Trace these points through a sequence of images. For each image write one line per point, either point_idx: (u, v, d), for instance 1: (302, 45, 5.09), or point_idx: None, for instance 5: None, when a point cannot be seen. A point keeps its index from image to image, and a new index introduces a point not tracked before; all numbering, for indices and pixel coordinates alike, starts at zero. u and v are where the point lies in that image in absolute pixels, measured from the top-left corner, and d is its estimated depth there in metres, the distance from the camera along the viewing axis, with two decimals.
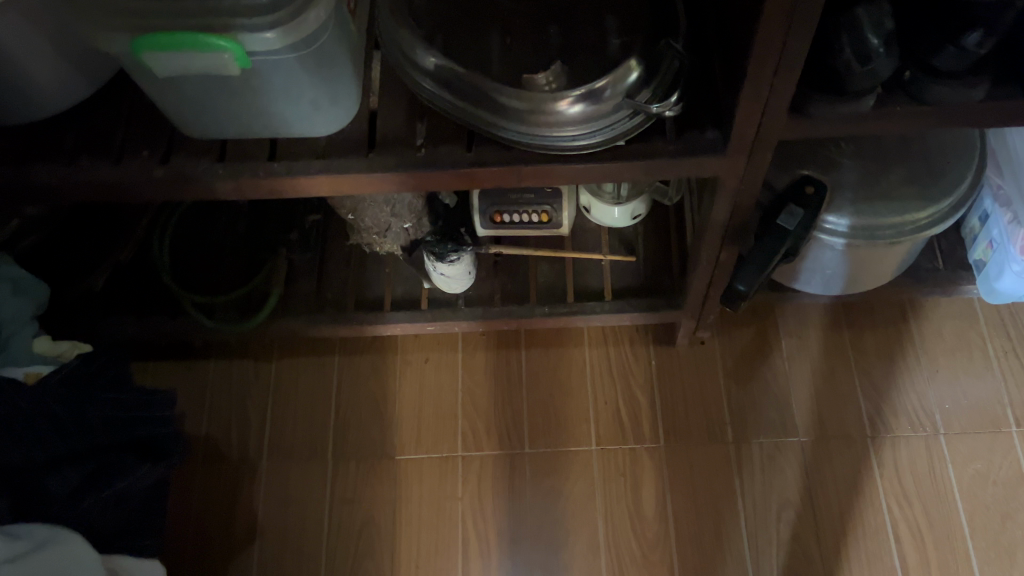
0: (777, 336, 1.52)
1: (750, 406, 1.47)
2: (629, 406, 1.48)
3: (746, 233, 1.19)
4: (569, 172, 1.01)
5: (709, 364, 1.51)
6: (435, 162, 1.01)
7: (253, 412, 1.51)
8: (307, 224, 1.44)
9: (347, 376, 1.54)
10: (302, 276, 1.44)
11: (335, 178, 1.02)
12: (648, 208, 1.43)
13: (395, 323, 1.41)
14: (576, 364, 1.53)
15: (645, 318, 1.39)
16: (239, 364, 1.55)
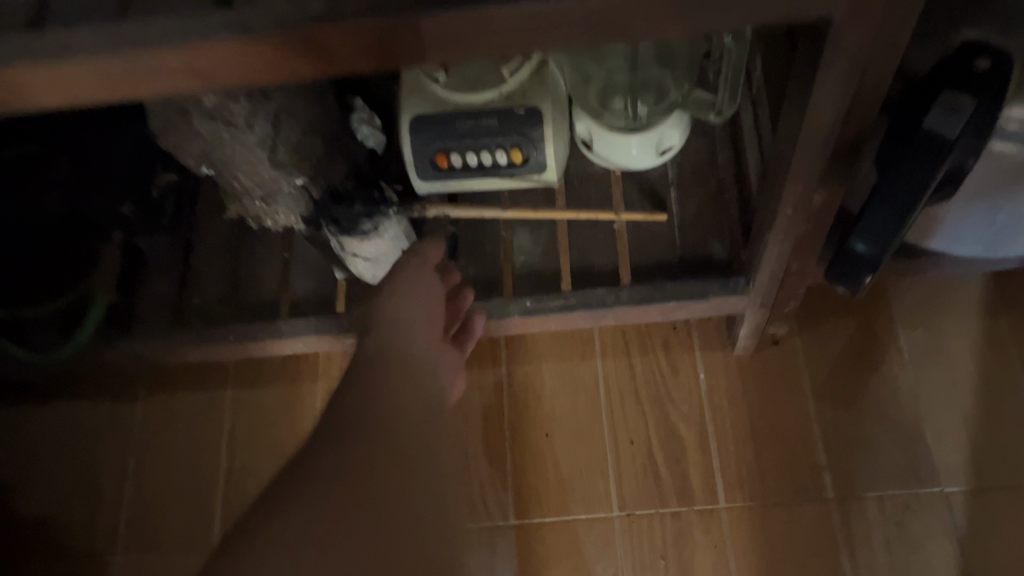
0: (892, 328, 0.99)
1: (859, 440, 0.94)
2: (668, 447, 0.96)
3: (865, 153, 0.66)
4: (523, 27, 0.49)
5: (788, 378, 0.98)
6: (249, 24, 0.49)
7: (109, 477, 1.04)
8: (157, 189, 0.95)
9: (245, 418, 1.05)
10: (155, 271, 0.97)
11: (59, 70, 0.51)
12: (683, 135, 0.89)
13: (297, 338, 0.90)
14: (584, 385, 1.01)
15: (685, 312, 0.87)
16: (92, 404, 1.07)
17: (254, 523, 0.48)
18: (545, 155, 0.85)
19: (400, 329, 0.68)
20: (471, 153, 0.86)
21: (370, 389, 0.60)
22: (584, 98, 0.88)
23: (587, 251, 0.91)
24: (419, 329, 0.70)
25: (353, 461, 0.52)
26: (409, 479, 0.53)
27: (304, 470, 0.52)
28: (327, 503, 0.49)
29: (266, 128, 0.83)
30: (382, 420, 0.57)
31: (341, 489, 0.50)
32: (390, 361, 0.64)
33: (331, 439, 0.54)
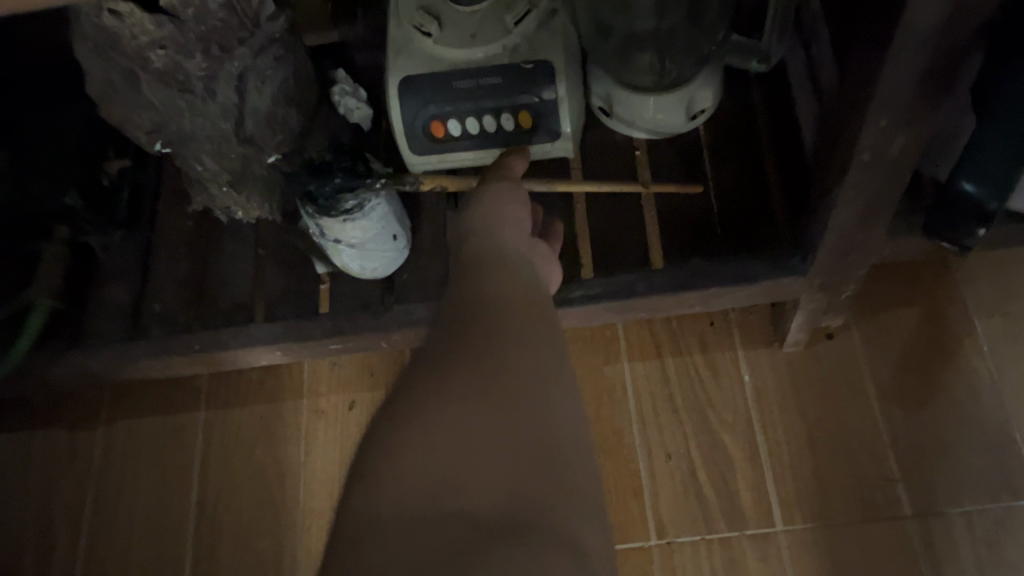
0: (963, 317, 0.85)
1: (936, 446, 0.80)
2: (711, 461, 0.82)
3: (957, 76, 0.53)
4: None
5: (847, 377, 0.85)
6: None
7: (63, 516, 0.90)
8: (108, 178, 0.86)
9: (220, 444, 0.91)
10: (109, 278, 0.83)
11: None
12: (719, 93, 0.77)
13: (273, 345, 0.77)
14: (609, 392, 0.87)
15: (731, 299, 0.74)
16: (45, 433, 0.94)
17: (383, 428, 0.37)
18: (558, 118, 0.74)
19: (487, 234, 0.54)
20: (471, 119, 0.74)
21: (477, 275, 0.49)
22: (602, 54, 0.76)
23: (611, 231, 0.77)
24: (517, 231, 0.55)
25: (478, 340, 0.41)
26: (543, 350, 0.42)
27: (426, 359, 0.41)
28: (454, 387, 0.38)
29: (229, 96, 0.70)
30: (504, 306, 0.45)
31: (469, 371, 0.39)
32: (486, 257, 0.51)
33: (439, 330, 0.44)
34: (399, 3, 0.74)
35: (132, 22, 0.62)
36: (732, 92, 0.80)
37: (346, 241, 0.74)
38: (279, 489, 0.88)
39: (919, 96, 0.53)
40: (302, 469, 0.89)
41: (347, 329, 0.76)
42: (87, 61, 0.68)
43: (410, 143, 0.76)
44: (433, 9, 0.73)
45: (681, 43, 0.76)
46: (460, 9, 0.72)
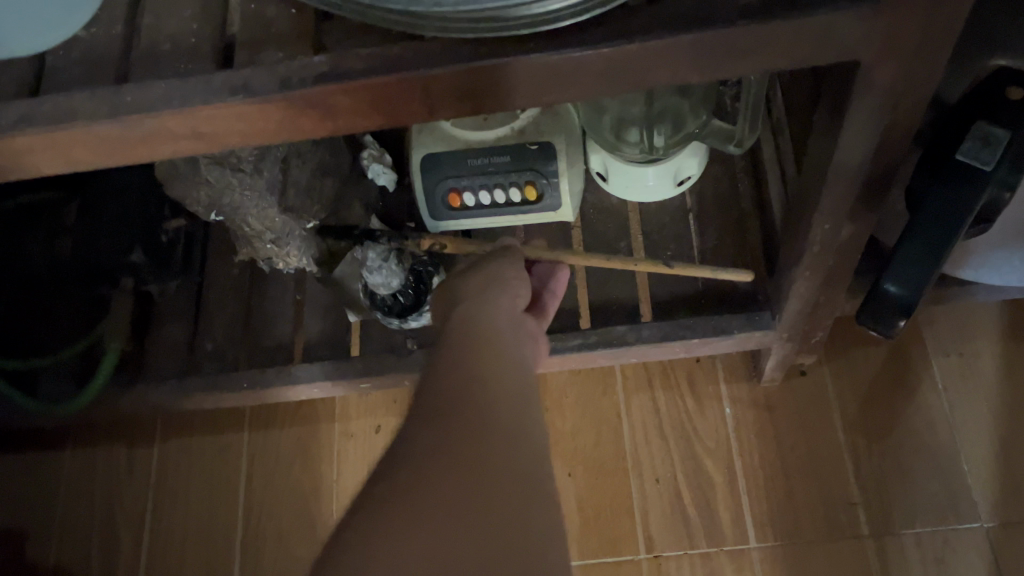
0: (923, 356, 0.96)
1: (895, 475, 0.91)
2: (695, 484, 0.93)
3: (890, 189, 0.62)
4: (533, 79, 0.47)
5: (817, 409, 0.95)
6: (250, 87, 0.47)
7: (125, 525, 1.02)
8: (167, 235, 0.95)
9: (262, 463, 1.03)
10: (168, 321, 0.94)
11: (53, 138, 0.49)
12: (702, 166, 0.87)
13: (311, 384, 0.89)
14: (607, 421, 0.98)
15: (713, 347, 0.84)
16: (107, 450, 1.06)
17: (360, 514, 0.40)
18: (559, 190, 0.84)
19: (479, 307, 0.58)
20: (484, 191, 0.85)
21: (451, 368, 0.50)
22: (598, 132, 0.86)
23: (607, 285, 0.88)
24: (507, 305, 0.59)
25: (461, 415, 0.46)
26: (510, 458, 0.43)
27: (412, 424, 0.46)
28: (435, 468, 0.42)
29: (274, 174, 0.82)
30: (480, 399, 0.48)
31: (444, 469, 0.41)
32: (471, 332, 0.54)
33: (425, 394, 0.49)
34: None
35: None
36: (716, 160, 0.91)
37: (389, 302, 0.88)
38: (315, 503, 1.00)
39: (860, 202, 0.62)
40: (335, 485, 1.01)
41: (376, 371, 0.88)
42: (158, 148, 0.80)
43: (427, 210, 0.86)
44: None
45: None
46: None
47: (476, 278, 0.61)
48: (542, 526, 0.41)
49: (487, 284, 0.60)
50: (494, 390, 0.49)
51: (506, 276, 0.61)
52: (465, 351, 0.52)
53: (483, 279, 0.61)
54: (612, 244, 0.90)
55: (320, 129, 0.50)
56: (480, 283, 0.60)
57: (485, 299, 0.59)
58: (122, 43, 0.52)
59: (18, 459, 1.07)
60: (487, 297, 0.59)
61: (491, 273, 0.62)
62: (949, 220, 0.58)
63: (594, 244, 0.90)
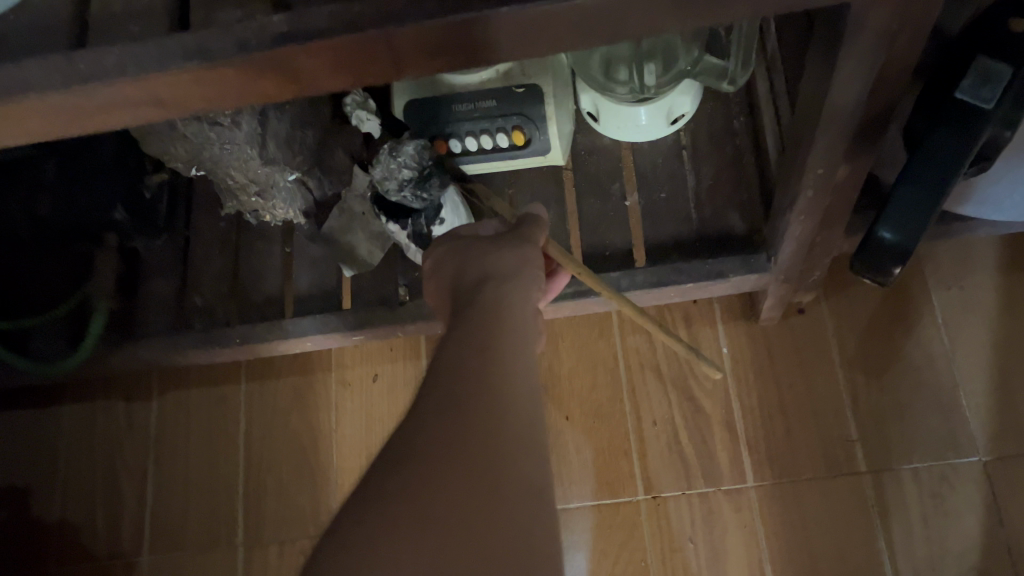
0: (923, 289, 0.94)
1: (892, 413, 0.91)
2: (693, 426, 0.94)
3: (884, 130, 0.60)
4: (507, 35, 0.44)
5: (815, 346, 0.94)
6: (206, 49, 0.45)
7: (128, 479, 1.03)
8: (149, 190, 0.93)
9: (260, 413, 1.03)
10: (155, 276, 0.94)
11: (7, 109, 0.47)
12: (695, 104, 0.84)
13: (303, 338, 0.88)
14: (603, 363, 0.97)
15: (712, 291, 0.83)
16: (106, 407, 1.06)
17: (367, 507, 0.40)
18: (549, 134, 0.82)
19: (513, 292, 0.55)
20: (470, 138, 0.82)
21: (468, 351, 0.49)
22: (586, 72, 0.82)
23: (599, 229, 0.86)
24: (534, 290, 0.56)
25: (478, 410, 0.45)
26: (520, 471, 0.43)
27: (428, 412, 0.45)
28: (448, 473, 0.42)
29: (253, 125, 0.79)
30: (498, 394, 0.47)
31: (456, 475, 0.42)
32: (499, 319, 0.52)
33: (440, 377, 0.48)
34: None
35: None
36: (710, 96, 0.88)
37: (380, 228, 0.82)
38: (315, 452, 1.01)
39: (858, 142, 0.60)
40: (334, 435, 1.01)
41: (367, 323, 0.87)
42: None
43: None
44: None
45: None
46: None
47: (507, 251, 0.57)
48: (542, 550, 0.41)
49: (520, 265, 0.57)
50: (512, 386, 0.48)
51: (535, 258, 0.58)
52: (488, 335, 0.50)
53: (517, 253, 0.57)
54: (604, 187, 0.87)
55: (285, 90, 0.48)
56: (513, 261, 0.57)
57: (518, 281, 0.56)
58: (73, 3, 0.49)
59: (19, 417, 1.07)
60: (515, 276, 0.56)
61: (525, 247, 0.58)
62: (950, 156, 0.56)
63: (585, 186, 0.88)
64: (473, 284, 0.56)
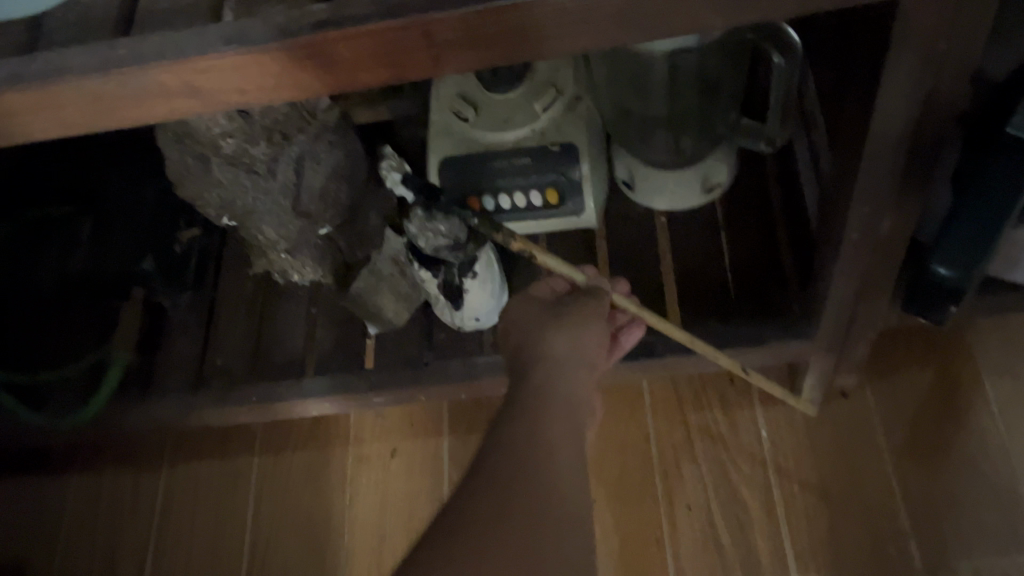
0: (974, 378, 0.89)
1: (946, 505, 0.84)
2: (729, 514, 0.87)
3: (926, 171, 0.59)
4: (548, 24, 0.44)
5: (861, 435, 0.89)
6: (244, 34, 0.45)
7: (129, 552, 0.97)
8: (180, 245, 0.92)
9: (272, 489, 0.98)
10: (176, 333, 0.90)
11: (43, 96, 0.47)
12: (730, 173, 0.84)
13: (322, 398, 0.85)
14: (634, 445, 0.92)
15: (750, 360, 0.80)
16: (113, 474, 1.02)
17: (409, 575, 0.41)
18: (583, 194, 0.81)
19: (563, 375, 0.56)
20: (503, 195, 0.82)
21: (520, 432, 0.50)
22: (623, 135, 0.83)
23: (633, 294, 0.83)
24: (584, 375, 0.57)
25: (529, 484, 0.46)
26: (564, 545, 0.44)
27: (481, 480, 0.47)
28: (496, 538, 0.43)
29: (288, 176, 0.78)
30: (546, 465, 0.48)
31: (502, 540, 0.42)
32: (549, 399, 0.53)
33: (491, 451, 0.49)
34: (441, 90, 0.83)
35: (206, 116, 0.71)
36: (746, 167, 0.87)
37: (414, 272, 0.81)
38: (325, 533, 0.95)
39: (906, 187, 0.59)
40: (346, 511, 0.95)
41: (389, 385, 0.84)
42: (166, 147, 0.76)
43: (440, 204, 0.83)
44: (471, 96, 0.82)
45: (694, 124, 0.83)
46: (494, 96, 0.81)
47: (560, 333, 0.59)
48: None
49: (573, 351, 0.59)
50: (560, 463, 0.49)
51: (586, 342, 0.59)
52: (533, 417, 0.51)
53: (571, 336, 0.59)
54: (638, 253, 0.85)
55: (319, 84, 0.47)
56: (564, 343, 0.59)
57: (565, 366, 0.57)
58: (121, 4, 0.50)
59: (25, 482, 1.03)
60: (564, 360, 0.57)
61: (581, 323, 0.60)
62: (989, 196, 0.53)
63: (619, 252, 0.86)
64: (527, 362, 0.58)
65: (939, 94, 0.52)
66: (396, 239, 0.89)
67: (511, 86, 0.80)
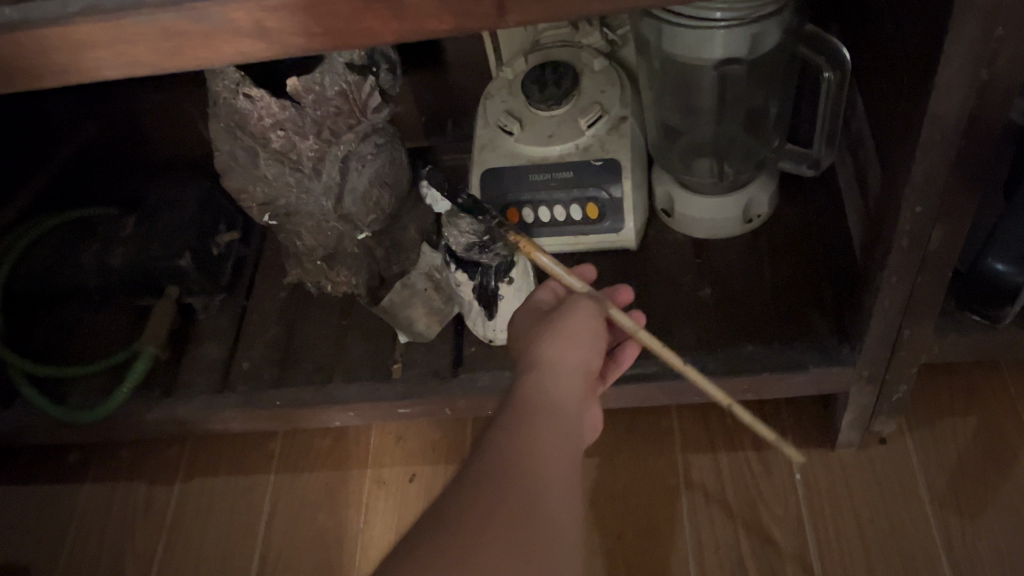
0: (1021, 430, 0.86)
1: (992, 556, 0.79)
2: (763, 555, 0.83)
3: (979, 171, 0.55)
4: None
5: (901, 481, 0.85)
6: None
7: (131, 564, 0.93)
8: (218, 248, 0.95)
9: (286, 506, 0.95)
10: (206, 338, 0.91)
11: (120, 27, 0.48)
12: (770, 203, 0.85)
13: (347, 407, 0.83)
14: (662, 484, 0.89)
15: (787, 388, 0.78)
16: (127, 486, 1.00)
17: (402, 551, 0.40)
18: (622, 212, 0.81)
19: (557, 383, 0.53)
20: (543, 208, 0.83)
21: (522, 426, 0.49)
22: (666, 162, 0.85)
23: (669, 317, 0.82)
24: (585, 374, 0.56)
25: (521, 479, 0.46)
26: (558, 546, 0.43)
27: (473, 471, 0.46)
28: (486, 530, 0.42)
29: (333, 176, 0.80)
30: (544, 463, 0.47)
31: (494, 534, 0.42)
32: (550, 396, 0.53)
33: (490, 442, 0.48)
34: (485, 107, 0.84)
35: (262, 106, 0.73)
36: (785, 205, 0.87)
37: (450, 278, 0.81)
38: (337, 552, 0.91)
39: (955, 203, 0.58)
40: (361, 535, 0.91)
41: (416, 395, 0.82)
42: (218, 137, 0.78)
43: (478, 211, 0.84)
44: (516, 113, 0.83)
45: (736, 153, 0.85)
46: (540, 113, 0.82)
47: (561, 327, 0.57)
48: None
49: (573, 347, 0.56)
50: (555, 465, 0.48)
51: (586, 338, 0.57)
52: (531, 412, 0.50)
53: (569, 339, 0.55)
54: (676, 279, 0.84)
55: (387, 33, 0.49)
56: (566, 341, 0.56)
57: (570, 359, 0.55)
58: None
59: (37, 490, 1.01)
60: (569, 356, 0.55)
61: (574, 326, 0.56)
62: None
63: (655, 277, 0.85)
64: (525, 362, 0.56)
65: (997, 95, 0.51)
66: (432, 252, 0.88)
67: (558, 103, 0.81)
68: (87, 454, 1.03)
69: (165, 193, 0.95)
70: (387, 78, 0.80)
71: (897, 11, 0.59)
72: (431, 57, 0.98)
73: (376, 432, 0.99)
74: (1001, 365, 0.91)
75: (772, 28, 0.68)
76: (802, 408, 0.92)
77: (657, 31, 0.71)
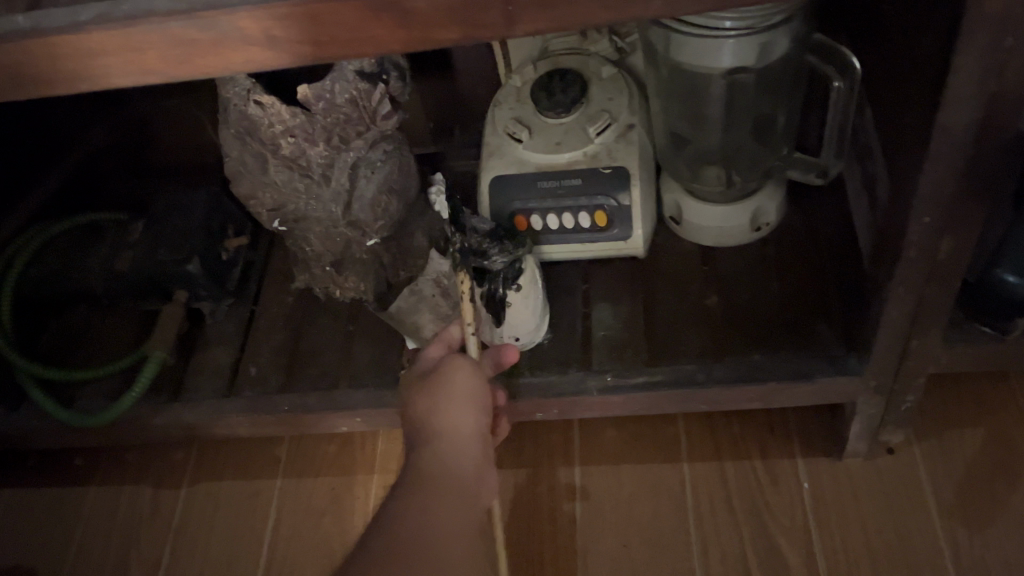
0: None
1: (999, 568, 0.79)
2: (768, 565, 0.82)
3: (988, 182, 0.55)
4: None
5: (907, 491, 0.85)
6: None
7: (137, 568, 0.94)
8: (227, 254, 0.95)
9: (291, 511, 0.95)
10: (214, 342, 0.92)
11: (130, 35, 0.48)
12: (778, 211, 0.85)
13: (353, 413, 0.83)
14: (667, 492, 0.89)
15: (794, 397, 0.77)
16: (133, 489, 1.00)
17: None
18: (630, 219, 0.81)
19: (453, 453, 0.58)
20: (552, 215, 0.83)
21: (414, 512, 0.53)
22: (675, 169, 0.85)
23: (676, 325, 0.81)
24: (476, 447, 0.60)
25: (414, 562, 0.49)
26: None
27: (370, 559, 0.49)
28: None
29: (342, 182, 0.80)
30: (434, 544, 0.51)
31: None
32: (439, 475, 0.56)
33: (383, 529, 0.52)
34: (494, 114, 0.84)
35: (272, 112, 0.73)
36: (793, 213, 0.87)
37: None
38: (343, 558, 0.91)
39: (962, 213, 0.57)
40: None
41: None
42: (228, 143, 0.78)
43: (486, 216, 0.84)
44: (525, 120, 0.83)
45: (745, 162, 0.85)
46: (549, 120, 0.82)
47: (443, 402, 0.60)
48: None
49: (458, 420, 0.60)
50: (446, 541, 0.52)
51: (469, 408, 0.61)
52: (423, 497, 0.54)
53: (456, 405, 0.60)
54: (683, 287, 0.84)
55: (396, 41, 0.49)
56: (450, 416, 0.60)
57: (455, 434, 0.59)
58: None
59: (45, 492, 1.02)
60: (455, 433, 0.59)
61: (465, 394, 0.61)
62: None
63: (662, 285, 0.85)
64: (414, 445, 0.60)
65: (1005, 106, 0.50)
66: (439, 260, 0.86)
67: (566, 111, 0.81)
68: (94, 457, 1.04)
69: (174, 198, 0.96)
70: (399, 85, 0.78)
71: (906, 21, 0.59)
72: (441, 64, 0.99)
73: (383, 438, 0.99)
74: (1010, 377, 0.91)
75: (781, 38, 0.68)
76: (808, 417, 0.91)
77: (665, 39, 0.71)
